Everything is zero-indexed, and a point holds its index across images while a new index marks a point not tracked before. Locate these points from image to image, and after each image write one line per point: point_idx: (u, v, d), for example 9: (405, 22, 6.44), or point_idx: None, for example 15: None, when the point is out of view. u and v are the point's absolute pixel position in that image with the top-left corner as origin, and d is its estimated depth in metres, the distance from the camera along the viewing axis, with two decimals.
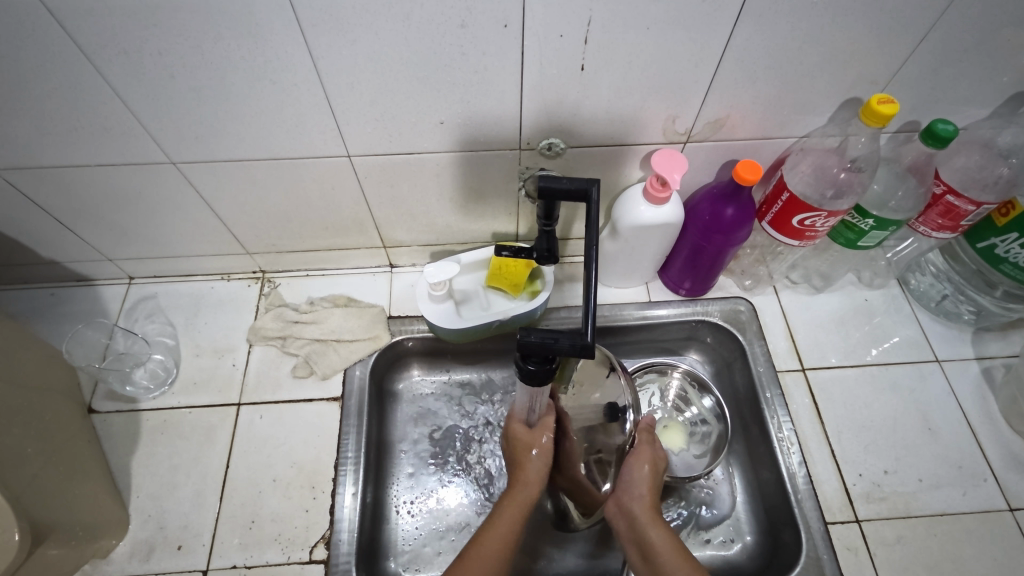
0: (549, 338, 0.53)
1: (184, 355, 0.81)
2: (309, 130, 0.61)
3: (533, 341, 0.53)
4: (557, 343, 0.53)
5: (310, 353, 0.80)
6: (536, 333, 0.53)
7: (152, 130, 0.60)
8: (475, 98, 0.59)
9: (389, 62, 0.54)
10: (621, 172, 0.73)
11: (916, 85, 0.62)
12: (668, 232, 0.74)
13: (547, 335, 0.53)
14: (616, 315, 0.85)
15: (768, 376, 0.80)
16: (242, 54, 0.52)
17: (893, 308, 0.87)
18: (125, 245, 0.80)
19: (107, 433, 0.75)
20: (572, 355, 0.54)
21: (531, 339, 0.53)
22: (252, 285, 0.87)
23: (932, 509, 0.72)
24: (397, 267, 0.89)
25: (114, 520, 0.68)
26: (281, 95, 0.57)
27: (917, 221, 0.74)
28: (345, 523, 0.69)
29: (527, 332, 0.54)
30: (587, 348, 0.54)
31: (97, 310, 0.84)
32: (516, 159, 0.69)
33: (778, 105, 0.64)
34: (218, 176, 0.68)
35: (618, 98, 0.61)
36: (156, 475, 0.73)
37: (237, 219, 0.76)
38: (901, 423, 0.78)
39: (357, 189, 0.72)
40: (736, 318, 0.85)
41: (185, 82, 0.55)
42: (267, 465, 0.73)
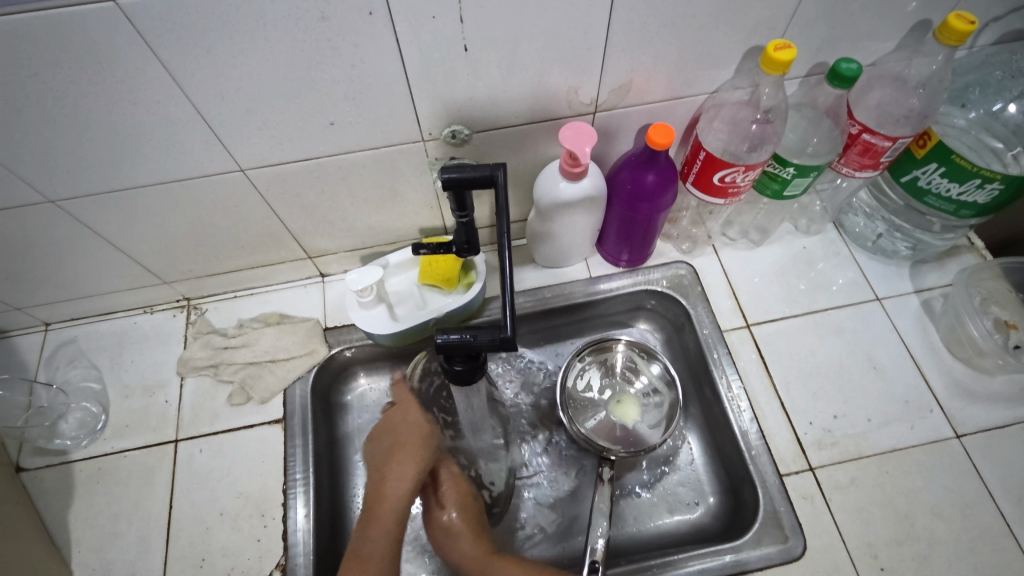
0: (469, 335, 0.51)
1: (113, 398, 0.77)
2: (192, 148, 0.58)
3: (452, 340, 0.51)
4: (478, 339, 0.51)
5: (245, 378, 0.77)
6: (455, 331, 0.51)
7: (18, 169, 0.56)
8: (360, 93, 0.55)
9: (256, 67, 0.50)
10: (536, 151, 0.70)
11: (816, 26, 0.61)
12: (593, 206, 0.72)
13: (466, 331, 0.51)
14: (562, 293, 0.84)
15: (714, 337, 0.80)
16: (90, 77, 0.48)
17: (831, 252, 0.87)
18: (30, 292, 0.75)
19: (38, 490, 0.71)
20: (495, 349, 0.53)
21: (450, 338, 0.51)
22: (178, 314, 0.83)
23: (883, 446, 0.73)
24: (328, 276, 0.86)
25: None
26: (149, 114, 0.53)
27: (839, 162, 0.73)
28: (301, 547, 0.67)
29: (446, 332, 0.51)
30: (508, 342, 0.52)
31: (13, 363, 0.79)
32: (422, 151, 0.66)
33: (681, 63, 0.61)
34: (107, 208, 0.64)
35: (512, 75, 0.58)
36: (96, 526, 0.70)
37: (143, 250, 0.72)
38: (847, 366, 0.78)
39: (263, 203, 0.68)
40: (679, 283, 0.84)
41: (36, 114, 0.50)
42: (212, 499, 0.71)
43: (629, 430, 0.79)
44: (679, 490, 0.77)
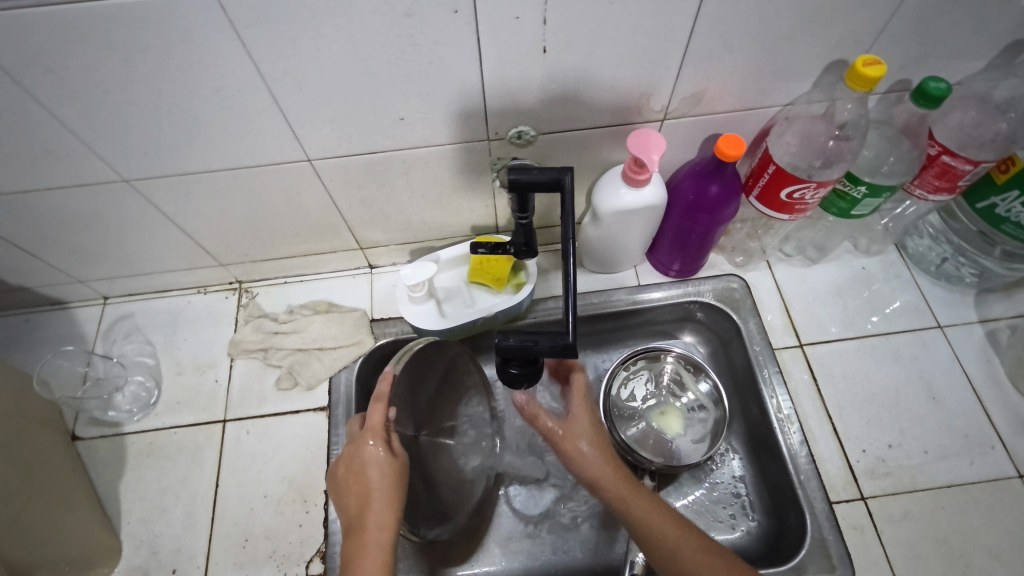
0: (528, 340, 0.50)
1: (165, 374, 0.79)
2: (263, 136, 0.58)
3: (511, 345, 0.50)
4: (536, 344, 0.50)
5: (293, 364, 0.78)
6: (513, 336, 0.50)
7: (97, 148, 0.57)
8: (433, 90, 0.55)
9: (335, 59, 0.50)
10: (599, 154, 0.69)
11: (905, 42, 0.58)
12: (652, 214, 0.71)
13: (525, 337, 0.50)
14: (609, 301, 0.82)
15: (766, 355, 0.77)
16: (176, 63, 0.49)
17: (892, 275, 0.84)
18: (93, 266, 0.77)
19: (93, 460, 0.73)
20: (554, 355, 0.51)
21: (508, 343, 0.50)
22: (230, 297, 0.85)
23: (939, 481, 0.70)
24: (377, 267, 0.86)
25: (105, 549, 0.67)
26: (227, 102, 0.53)
27: (912, 184, 0.71)
28: (339, 536, 0.67)
29: (504, 336, 0.50)
30: (569, 348, 0.50)
31: (72, 334, 0.82)
32: (486, 150, 0.65)
33: (759, 73, 0.60)
34: (176, 190, 0.65)
35: (585, 77, 0.57)
36: (145, 499, 0.71)
37: (204, 232, 0.73)
38: (904, 395, 0.76)
39: (324, 193, 0.69)
40: (731, 297, 0.82)
41: (121, 97, 0.51)
42: (258, 481, 0.72)
43: (670, 442, 0.78)
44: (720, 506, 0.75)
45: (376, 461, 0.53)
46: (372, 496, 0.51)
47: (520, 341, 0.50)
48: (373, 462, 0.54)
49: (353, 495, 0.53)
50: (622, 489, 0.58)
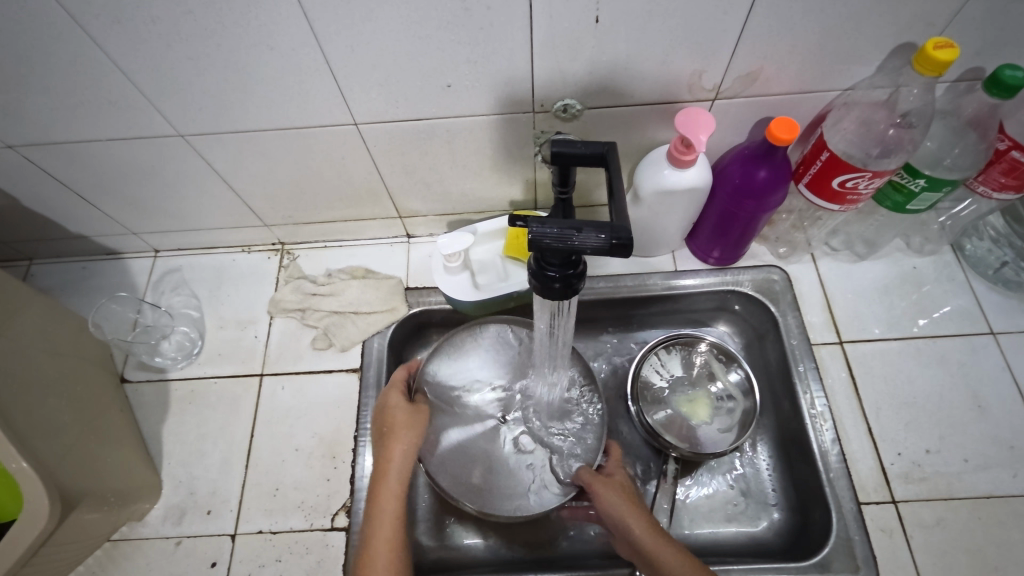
0: (572, 274, 0.45)
1: (208, 327, 0.82)
2: (313, 97, 0.59)
3: (550, 232, 0.42)
4: (580, 277, 0.46)
5: (329, 325, 0.80)
6: (553, 223, 0.42)
7: (157, 103, 0.60)
8: (483, 57, 0.55)
9: (385, 22, 0.51)
10: (645, 133, 0.68)
11: (981, 26, 0.55)
12: (695, 197, 0.69)
13: (568, 226, 0.42)
14: (645, 284, 0.81)
15: (802, 350, 0.76)
16: (233, 17, 0.50)
17: (945, 276, 0.80)
18: (146, 218, 0.80)
19: (139, 402, 0.77)
20: (602, 253, 0.43)
21: (554, 283, 0.45)
22: (272, 257, 0.87)
23: (977, 491, 0.68)
24: (414, 237, 0.87)
25: (148, 485, 0.70)
26: (279, 61, 0.55)
27: (976, 179, 0.67)
28: (366, 492, 0.69)
29: (543, 225, 0.43)
30: (620, 239, 0.42)
31: (125, 283, 0.86)
32: (531, 123, 0.65)
33: (820, 54, 0.57)
34: (228, 148, 0.67)
35: (636, 52, 0.56)
36: (185, 442, 0.75)
37: (251, 191, 0.75)
38: (947, 401, 0.73)
39: (369, 159, 0.70)
40: (770, 289, 0.80)
41: (181, 51, 0.53)
42: (290, 435, 0.74)
43: (695, 428, 0.77)
44: (743, 500, 0.74)
45: (405, 408, 0.63)
46: (401, 437, 0.60)
47: (566, 278, 0.45)
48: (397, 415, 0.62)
49: (391, 437, 0.61)
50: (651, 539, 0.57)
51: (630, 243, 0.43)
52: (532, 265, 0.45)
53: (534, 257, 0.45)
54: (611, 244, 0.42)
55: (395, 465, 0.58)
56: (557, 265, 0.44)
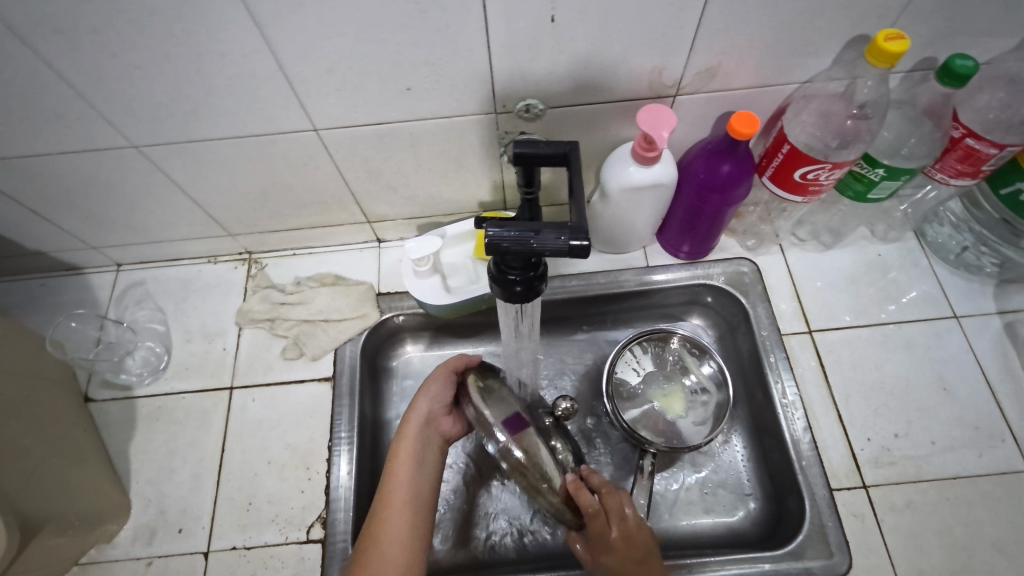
0: (534, 276, 0.45)
1: (175, 341, 0.80)
2: (269, 104, 0.58)
3: (508, 235, 0.42)
4: (542, 279, 0.46)
5: (299, 334, 0.79)
6: (512, 226, 0.42)
7: (107, 114, 0.58)
8: (440, 59, 0.54)
9: (338, 26, 0.50)
10: (609, 131, 0.68)
11: (931, 17, 0.56)
12: (662, 193, 0.70)
13: (527, 228, 0.42)
14: (617, 280, 0.81)
15: (773, 340, 0.76)
16: (178, 24, 0.48)
17: (909, 262, 0.82)
18: (105, 232, 0.78)
19: (105, 420, 0.75)
20: (562, 254, 0.43)
21: (516, 286, 0.45)
22: (239, 267, 0.85)
23: (945, 472, 0.69)
24: (384, 242, 0.86)
25: (116, 506, 0.69)
26: (232, 68, 0.53)
27: (934, 167, 0.68)
28: (341, 502, 0.69)
29: (501, 229, 0.42)
30: (579, 240, 0.42)
31: (87, 298, 0.84)
32: (494, 124, 0.64)
33: (776, 48, 0.58)
34: (185, 158, 0.65)
35: (594, 50, 0.55)
36: (154, 460, 0.73)
37: (213, 201, 0.74)
38: (914, 385, 0.74)
39: (332, 165, 0.69)
40: (740, 281, 0.81)
41: (127, 60, 0.51)
42: (263, 448, 0.73)
43: (671, 423, 0.77)
44: (720, 491, 0.75)
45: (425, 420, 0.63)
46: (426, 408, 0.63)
47: (528, 281, 0.44)
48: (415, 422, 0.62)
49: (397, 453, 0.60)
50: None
51: (589, 243, 0.43)
52: (494, 269, 0.45)
53: (495, 262, 0.45)
54: (571, 245, 0.42)
55: (419, 428, 0.62)
56: (518, 268, 0.44)
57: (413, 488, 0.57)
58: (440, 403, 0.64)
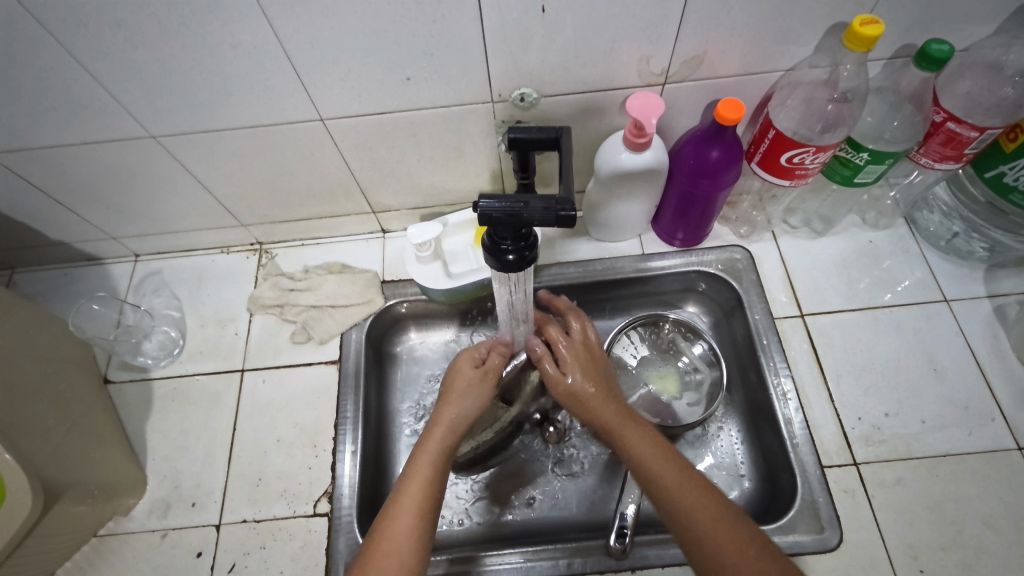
0: (525, 247, 0.48)
1: (189, 326, 0.84)
2: (278, 94, 0.62)
3: (499, 205, 0.44)
4: (533, 250, 0.49)
5: (307, 319, 0.82)
6: (503, 197, 0.45)
7: (128, 104, 0.62)
8: (438, 50, 0.58)
9: (342, 18, 0.53)
10: (602, 119, 0.71)
11: (907, 5, 0.58)
12: (653, 179, 0.72)
13: (516, 199, 0.45)
14: (613, 267, 0.84)
15: (765, 324, 0.78)
16: (196, 18, 0.52)
17: (900, 248, 0.83)
18: (125, 222, 0.82)
19: (123, 401, 0.79)
20: (550, 224, 0.45)
21: (508, 256, 0.48)
22: (250, 256, 0.89)
23: (935, 450, 0.71)
24: (389, 232, 0.90)
25: (133, 481, 0.72)
26: (244, 59, 0.57)
27: (918, 152, 0.70)
28: (346, 479, 0.71)
29: (493, 200, 0.45)
30: (566, 210, 0.45)
31: (107, 287, 0.88)
32: (490, 113, 0.68)
33: (759, 36, 0.60)
34: (200, 148, 0.69)
35: (583, 39, 0.58)
36: (169, 438, 0.77)
37: (226, 191, 0.78)
38: (904, 366, 0.76)
39: (337, 155, 0.72)
40: (733, 267, 0.83)
41: (148, 53, 0.55)
42: (272, 427, 0.76)
43: (665, 403, 0.80)
44: (714, 472, 0.76)
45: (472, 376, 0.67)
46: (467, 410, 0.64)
47: (519, 251, 0.47)
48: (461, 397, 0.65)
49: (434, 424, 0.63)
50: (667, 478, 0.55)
51: (576, 213, 0.46)
52: (488, 239, 0.48)
53: (488, 234, 0.48)
54: (558, 216, 0.45)
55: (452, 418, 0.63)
56: (510, 239, 0.47)
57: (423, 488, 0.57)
58: (478, 412, 0.65)
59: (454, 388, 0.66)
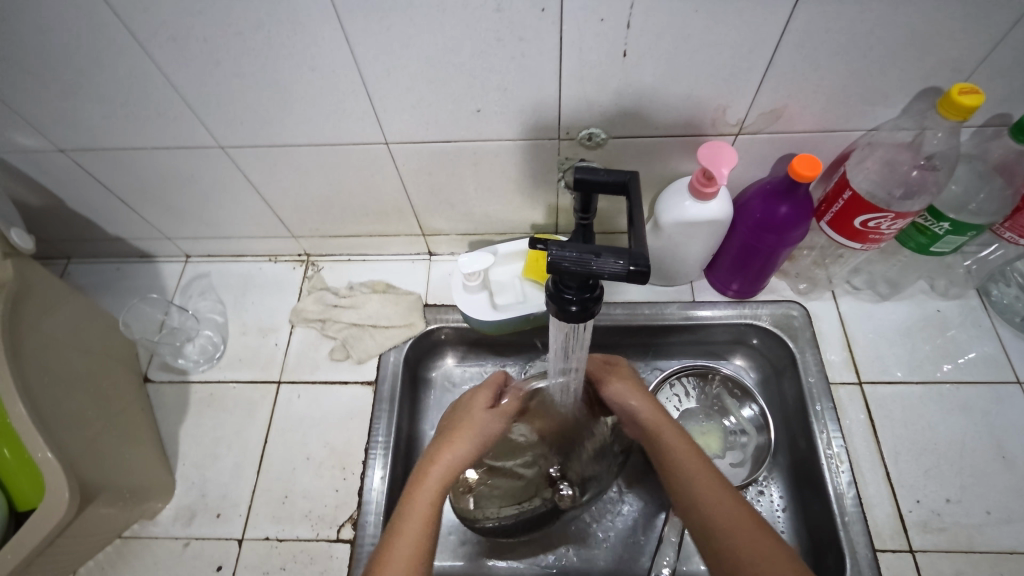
0: (589, 298, 0.46)
1: (231, 333, 0.84)
2: (348, 116, 0.62)
3: (568, 255, 0.43)
4: (597, 301, 0.47)
5: (347, 337, 0.82)
6: (572, 248, 0.43)
7: (201, 115, 0.63)
8: (512, 85, 0.57)
9: (421, 49, 0.53)
10: (668, 164, 0.69)
11: (1007, 75, 0.55)
12: (715, 229, 0.70)
13: (586, 250, 0.43)
14: (661, 313, 0.81)
15: (819, 389, 0.74)
16: (279, 39, 0.53)
17: (970, 321, 0.79)
18: (181, 224, 0.84)
19: (160, 401, 0.79)
20: (620, 279, 0.43)
21: (571, 306, 0.46)
22: (297, 268, 0.90)
23: (1000, 545, 0.65)
24: (436, 255, 0.89)
25: (162, 484, 0.72)
26: (320, 81, 0.57)
27: (1002, 225, 0.66)
28: (372, 505, 0.70)
29: (561, 248, 0.44)
30: (639, 266, 0.43)
31: (156, 285, 0.89)
32: (555, 149, 0.67)
33: (843, 95, 0.58)
34: (264, 161, 0.70)
35: (661, 84, 0.57)
36: (201, 444, 0.77)
37: (283, 203, 0.78)
38: (970, 449, 0.71)
39: (396, 178, 0.72)
40: (789, 324, 0.79)
41: (229, 68, 0.56)
42: (303, 443, 0.75)
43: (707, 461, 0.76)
44: None
45: (488, 407, 0.62)
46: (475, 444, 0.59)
47: (583, 302, 0.46)
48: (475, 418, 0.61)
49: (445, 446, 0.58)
50: (707, 491, 0.52)
51: (648, 270, 0.44)
52: (552, 289, 0.46)
53: (552, 280, 0.46)
54: (628, 271, 0.43)
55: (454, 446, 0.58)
56: (575, 288, 0.45)
57: (428, 510, 0.53)
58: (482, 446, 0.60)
59: (468, 412, 0.61)
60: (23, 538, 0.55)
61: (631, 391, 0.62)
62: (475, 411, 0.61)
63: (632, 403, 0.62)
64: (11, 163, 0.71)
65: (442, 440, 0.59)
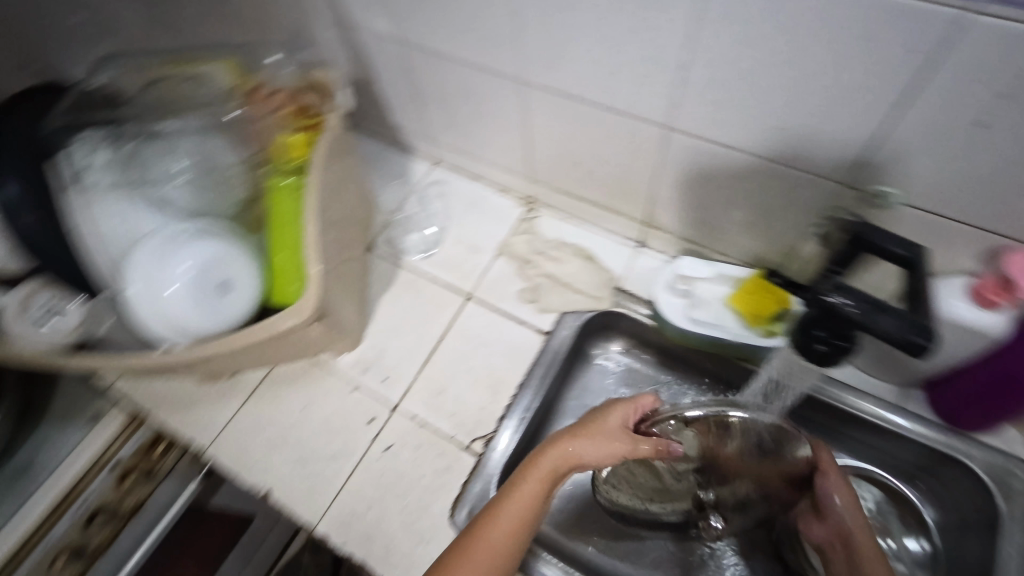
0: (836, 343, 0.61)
1: (447, 239, 0.94)
2: (648, 91, 0.64)
3: (860, 303, 0.53)
4: (904, 347, 0.51)
5: (540, 284, 0.86)
6: (866, 300, 0.53)
7: (520, 49, 0.69)
8: (831, 113, 0.55)
9: (757, 53, 0.53)
10: (951, 253, 0.62)
11: None
12: (978, 346, 0.61)
13: (881, 306, 0.53)
14: (852, 399, 0.73)
15: (1017, 565, 0.60)
16: (637, 2, 0.56)
17: None
18: (448, 133, 0.94)
19: (375, 269, 0.92)
20: (899, 343, 0.52)
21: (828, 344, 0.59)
22: (520, 207, 0.96)
23: None
24: (646, 246, 0.90)
25: (354, 333, 0.81)
26: (642, 52, 0.60)
27: None
28: (505, 436, 0.75)
29: (850, 297, 0.54)
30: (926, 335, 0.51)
31: (404, 176, 1.02)
32: (834, 192, 0.63)
33: None
34: (548, 105, 0.75)
35: (1002, 167, 0.51)
36: (388, 319, 0.86)
37: (541, 146, 0.84)
38: None
39: (656, 161, 0.74)
40: (1009, 480, 0.65)
41: (569, 17, 0.61)
42: (469, 356, 0.82)
43: None
44: None
45: (610, 425, 0.58)
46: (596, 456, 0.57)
47: (884, 336, 0.51)
48: (597, 433, 0.57)
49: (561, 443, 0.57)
50: None
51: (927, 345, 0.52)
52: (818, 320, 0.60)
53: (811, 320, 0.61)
54: (920, 338, 0.50)
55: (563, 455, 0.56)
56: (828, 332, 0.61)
57: (524, 514, 0.54)
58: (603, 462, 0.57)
59: (594, 425, 0.58)
60: (278, 320, 0.63)
61: (845, 501, 0.61)
62: (600, 426, 0.58)
63: (836, 502, 0.62)
64: (357, 40, 0.83)
65: (557, 440, 0.57)
